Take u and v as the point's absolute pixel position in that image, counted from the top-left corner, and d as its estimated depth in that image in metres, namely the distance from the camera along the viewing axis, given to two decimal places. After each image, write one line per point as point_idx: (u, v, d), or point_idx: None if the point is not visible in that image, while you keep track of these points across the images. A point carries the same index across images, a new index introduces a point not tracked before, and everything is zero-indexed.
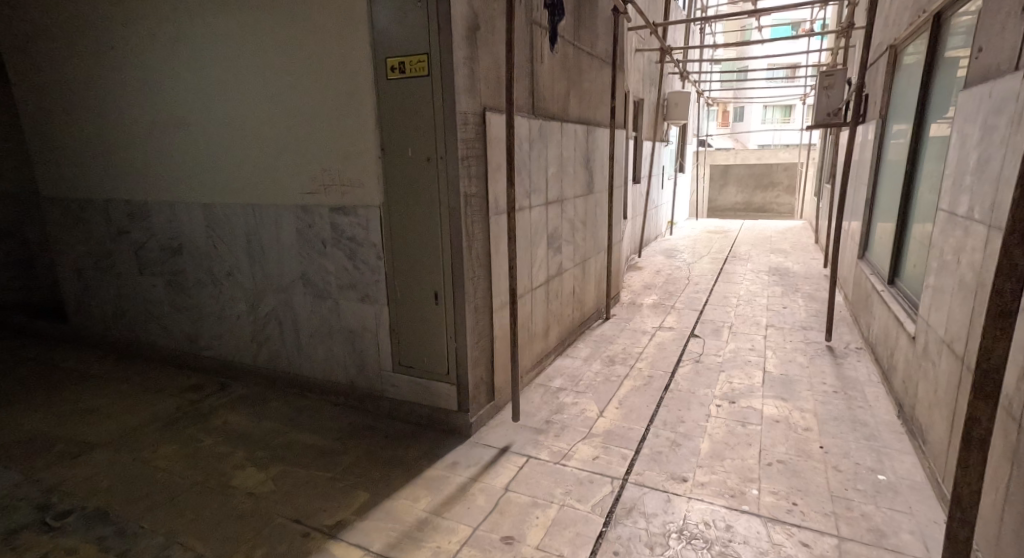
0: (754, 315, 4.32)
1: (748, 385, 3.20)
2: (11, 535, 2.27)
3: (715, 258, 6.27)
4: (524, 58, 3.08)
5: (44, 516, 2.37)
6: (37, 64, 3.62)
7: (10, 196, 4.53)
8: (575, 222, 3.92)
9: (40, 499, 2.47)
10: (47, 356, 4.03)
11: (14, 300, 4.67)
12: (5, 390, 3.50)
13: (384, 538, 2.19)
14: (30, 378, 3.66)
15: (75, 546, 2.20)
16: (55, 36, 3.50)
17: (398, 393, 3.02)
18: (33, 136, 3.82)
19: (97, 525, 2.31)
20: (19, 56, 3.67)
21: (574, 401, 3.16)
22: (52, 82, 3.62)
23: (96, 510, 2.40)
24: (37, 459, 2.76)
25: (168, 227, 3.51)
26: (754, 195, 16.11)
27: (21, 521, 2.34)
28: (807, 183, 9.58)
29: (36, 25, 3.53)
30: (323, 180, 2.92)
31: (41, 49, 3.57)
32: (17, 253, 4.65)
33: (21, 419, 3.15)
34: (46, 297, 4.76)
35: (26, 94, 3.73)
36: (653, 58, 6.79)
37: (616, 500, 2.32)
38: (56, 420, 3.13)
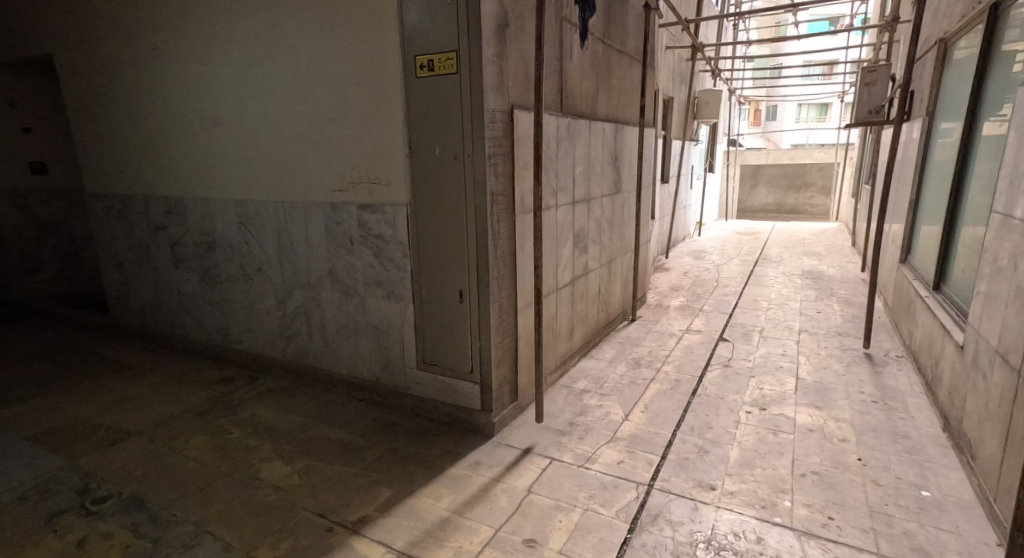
0: (786, 319, 4.20)
1: (780, 392, 3.10)
2: (51, 517, 2.32)
3: (745, 259, 6.20)
4: (554, 56, 3.04)
5: (83, 500, 2.42)
6: (83, 63, 3.72)
7: (60, 191, 4.70)
8: (602, 222, 3.86)
9: (80, 484, 2.53)
10: (89, 344, 4.15)
11: (60, 290, 4.84)
12: (50, 377, 3.61)
13: (406, 536, 2.18)
14: (73, 366, 3.77)
15: (111, 532, 2.24)
16: (100, 36, 3.58)
17: (422, 391, 3.01)
18: (79, 133, 3.93)
19: (132, 511, 2.35)
20: (66, 55, 3.77)
21: (599, 403, 3.10)
22: (96, 81, 3.71)
23: (131, 496, 2.44)
24: (78, 444, 2.83)
25: (202, 222, 3.56)
26: (786, 196, 15.79)
27: (62, 504, 2.40)
28: (845, 184, 9.30)
29: (82, 26, 3.62)
30: (351, 178, 2.93)
31: (87, 49, 3.67)
32: (65, 245, 4.83)
33: (64, 405, 3.24)
34: (89, 288, 4.91)
35: (73, 92, 3.84)
36: (685, 55, 6.69)
37: (641, 507, 2.27)
38: (97, 407, 3.21)
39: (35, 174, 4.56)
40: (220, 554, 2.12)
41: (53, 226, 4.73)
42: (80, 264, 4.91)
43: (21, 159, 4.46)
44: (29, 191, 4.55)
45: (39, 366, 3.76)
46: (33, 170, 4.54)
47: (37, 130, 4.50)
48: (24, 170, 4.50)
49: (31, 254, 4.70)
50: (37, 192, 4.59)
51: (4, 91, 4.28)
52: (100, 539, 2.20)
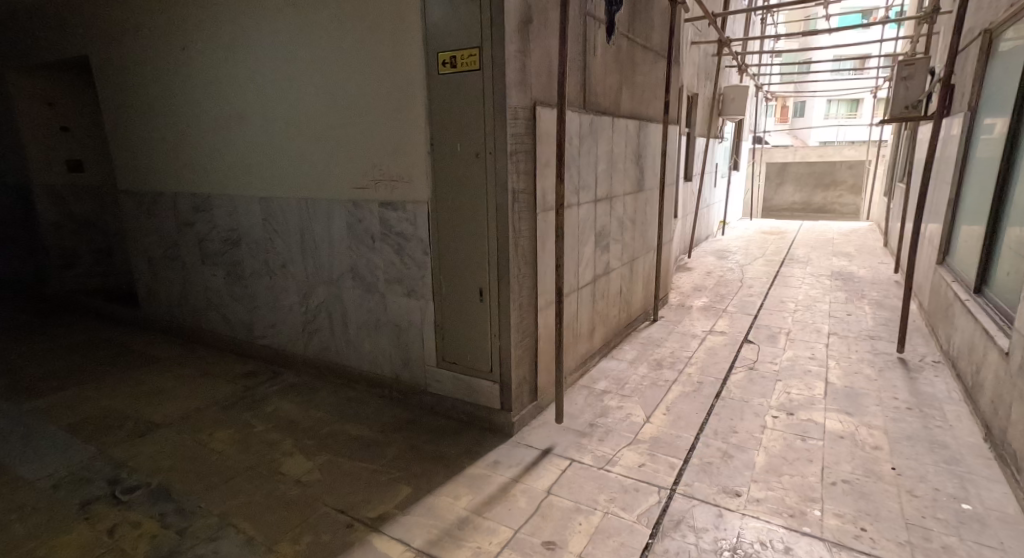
0: (814, 321, 4.10)
1: (808, 396, 3.01)
2: (83, 506, 2.35)
3: (770, 259, 6.07)
4: (577, 51, 2.99)
5: (114, 489, 2.45)
6: (116, 63, 3.78)
7: (93, 188, 4.82)
8: (624, 221, 3.80)
9: (111, 473, 2.56)
10: (119, 337, 4.23)
11: (93, 285, 4.95)
12: (83, 368, 3.68)
13: (425, 535, 2.16)
14: (104, 358, 3.84)
15: (139, 521, 2.26)
16: (131, 36, 3.63)
17: (441, 389, 2.99)
18: (113, 132, 4.01)
19: (160, 502, 2.37)
20: (100, 54, 3.84)
21: (620, 405, 3.05)
22: (127, 81, 3.78)
23: (159, 486, 2.47)
24: (109, 435, 2.87)
25: (227, 219, 3.59)
26: (813, 194, 15.48)
27: (93, 493, 2.43)
28: (877, 183, 9.06)
29: (115, 26, 3.68)
30: (372, 175, 2.92)
31: (120, 50, 3.73)
32: (98, 240, 4.95)
33: (94, 396, 3.29)
34: (120, 283, 5.02)
35: (106, 91, 3.91)
36: (710, 52, 6.57)
37: (664, 512, 2.22)
38: (126, 399, 3.26)
39: (71, 171, 4.72)
40: (243, 547, 2.13)
41: (87, 222, 4.84)
42: (112, 260, 5.03)
43: (59, 157, 4.64)
44: (66, 187, 4.69)
45: (73, 358, 3.84)
46: (70, 167, 4.71)
47: (74, 130, 4.69)
48: (61, 167, 4.67)
49: (67, 250, 4.80)
50: (74, 189, 4.74)
51: (41, 91, 4.49)
52: (129, 529, 2.23)
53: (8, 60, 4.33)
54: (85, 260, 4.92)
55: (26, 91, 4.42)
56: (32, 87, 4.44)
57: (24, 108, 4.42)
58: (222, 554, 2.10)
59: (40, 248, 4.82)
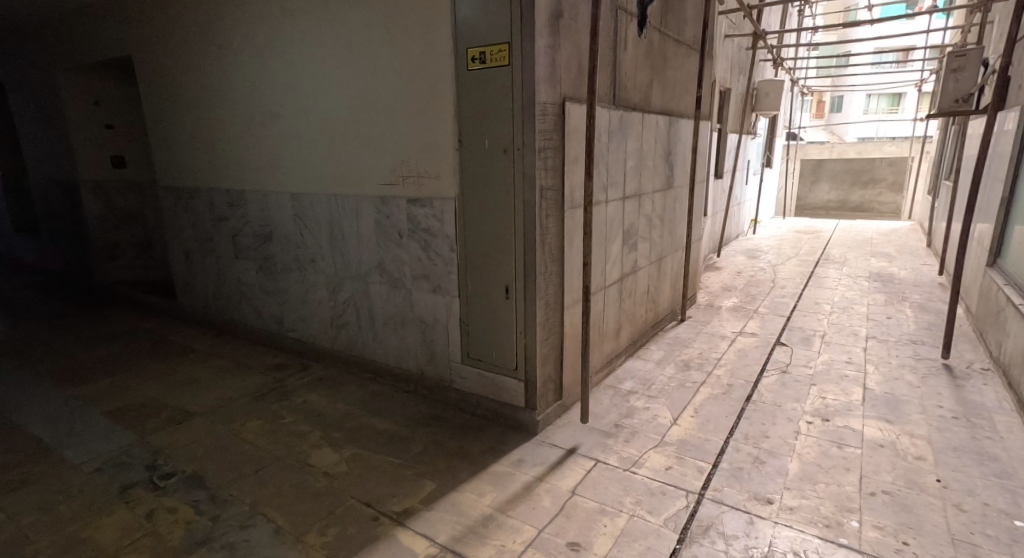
0: (850, 325, 3.96)
1: (845, 402, 2.91)
2: (123, 490, 2.40)
3: (803, 259, 5.89)
4: (607, 46, 2.94)
5: (151, 475, 2.50)
6: (156, 62, 3.85)
7: (134, 183, 4.94)
8: (652, 218, 3.72)
9: (149, 459, 2.61)
10: (156, 328, 4.32)
11: (134, 277, 5.08)
12: (123, 357, 3.77)
13: (449, 531, 2.14)
14: (141, 348, 3.93)
15: (175, 507, 2.30)
16: (171, 35, 3.70)
17: (466, 385, 2.97)
18: (153, 130, 4.10)
19: (194, 489, 2.40)
20: (141, 53, 3.92)
21: (646, 406, 2.99)
22: (167, 80, 3.85)
23: (194, 474, 2.50)
24: (147, 422, 2.93)
25: (260, 214, 3.63)
26: (850, 192, 15.06)
27: (132, 478, 2.48)
28: (921, 181, 8.73)
29: (156, 26, 3.75)
30: (401, 171, 2.91)
31: (160, 49, 3.80)
32: (139, 234, 5.06)
33: (133, 384, 3.37)
34: (159, 276, 5.14)
35: (147, 89, 4.00)
36: (745, 45, 6.42)
37: (691, 517, 2.16)
38: (163, 388, 3.32)
39: (115, 167, 4.86)
40: (273, 536, 2.14)
41: (130, 216, 4.97)
42: (152, 254, 5.14)
43: (104, 153, 4.78)
44: (110, 182, 4.83)
45: (114, 347, 3.94)
46: (114, 163, 4.85)
47: (118, 127, 4.83)
48: (105, 163, 4.82)
49: (110, 242, 4.94)
50: (117, 184, 4.88)
51: (89, 90, 4.63)
52: (165, 514, 2.26)
53: (57, 60, 4.46)
54: (127, 254, 5.04)
55: (74, 91, 4.56)
56: (80, 86, 4.59)
57: (72, 107, 4.57)
58: (253, 542, 2.11)
59: (86, 240, 4.96)
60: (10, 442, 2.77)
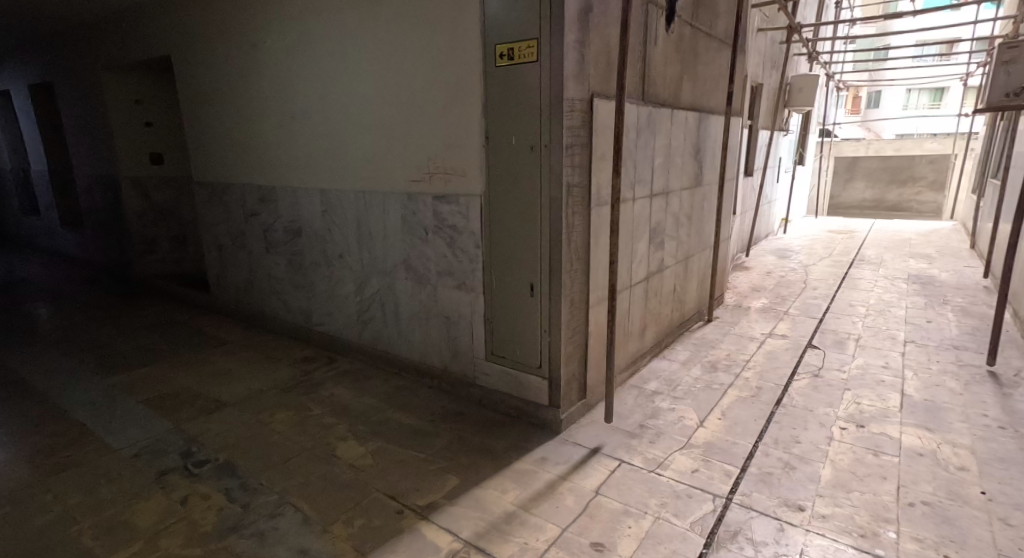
0: (887, 328, 3.83)
1: (881, 408, 2.81)
2: (158, 476, 2.45)
3: (837, 260, 5.73)
4: (638, 40, 2.89)
5: (185, 462, 2.54)
6: (192, 60, 3.92)
7: (172, 180, 5.05)
8: (680, 217, 3.65)
9: (183, 446, 2.66)
10: (191, 319, 4.41)
11: (170, 270, 5.19)
12: (159, 347, 3.86)
13: (472, 527, 2.13)
14: (176, 338, 4.01)
15: (208, 494, 2.33)
16: (207, 34, 3.76)
17: (489, 382, 2.96)
18: (189, 126, 4.18)
19: (226, 477, 2.44)
20: (178, 52, 3.99)
21: (672, 407, 2.94)
22: (202, 78, 3.92)
23: (226, 462, 2.54)
24: (182, 410, 2.99)
25: (290, 210, 3.67)
26: (887, 191, 14.63)
27: (167, 464, 2.53)
28: (965, 179, 8.41)
29: (193, 25, 3.82)
30: (427, 168, 2.90)
31: (196, 47, 3.86)
32: (175, 229, 5.15)
33: (168, 373, 3.44)
34: (195, 269, 5.20)
35: (183, 87, 4.08)
36: (778, 39, 6.25)
37: (719, 521, 2.11)
38: (196, 377, 3.38)
39: (153, 163, 4.98)
40: (301, 526, 2.16)
41: (166, 212, 5.07)
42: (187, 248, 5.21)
43: (143, 150, 4.91)
44: (148, 178, 4.95)
45: (150, 337, 4.03)
46: (152, 160, 4.97)
47: (157, 125, 4.94)
48: (144, 159, 4.94)
49: (148, 236, 5.06)
50: (155, 180, 4.99)
51: (130, 89, 4.76)
52: (198, 500, 2.30)
53: (100, 60, 4.60)
54: (164, 248, 5.13)
55: (117, 90, 4.70)
56: (122, 85, 4.71)
57: (113, 106, 4.70)
58: (281, 531, 2.13)
59: (125, 234, 5.09)
60: (54, 425, 2.86)
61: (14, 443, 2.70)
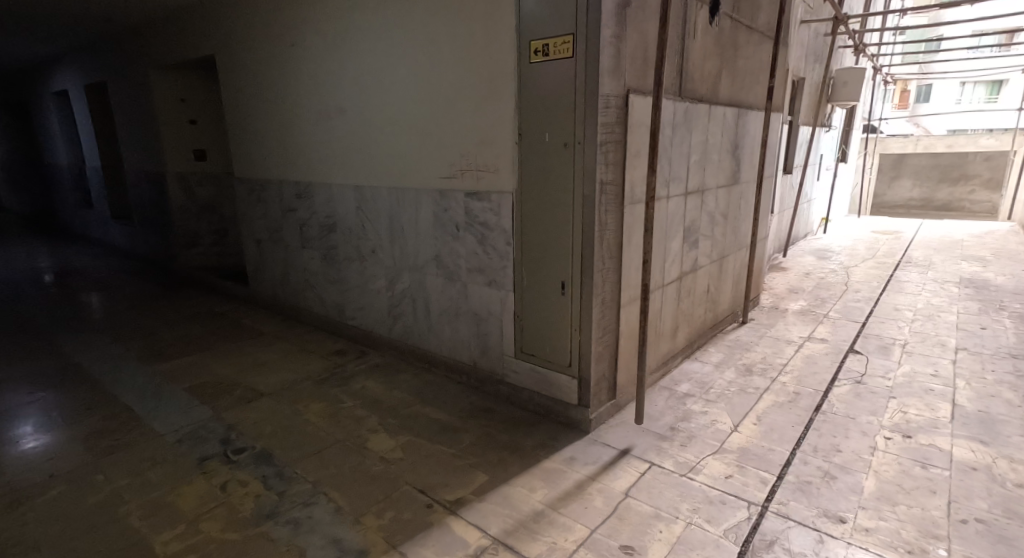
0: (937, 334, 3.66)
1: (930, 418, 2.68)
2: (200, 461, 2.50)
3: (881, 261, 5.52)
4: (675, 35, 2.81)
5: (226, 449, 2.58)
6: (234, 60, 4.00)
7: (214, 176, 5.18)
8: (715, 215, 3.56)
9: (223, 434, 2.71)
10: (230, 310, 4.51)
11: (211, 263, 5.32)
12: (200, 337, 3.95)
13: (500, 524, 2.11)
14: (216, 329, 4.10)
15: (246, 481, 2.37)
16: (248, 34, 3.82)
17: (518, 380, 2.93)
18: (229, 123, 4.26)
19: (263, 465, 2.47)
20: (221, 52, 4.07)
21: (704, 410, 2.86)
22: (243, 77, 3.99)
23: (263, 450, 2.57)
24: (221, 398, 3.05)
25: (325, 206, 3.71)
26: (938, 189, 14.08)
27: (209, 451, 2.58)
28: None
29: (235, 26, 3.89)
30: (460, 165, 2.89)
31: (238, 47, 3.93)
32: (216, 223, 5.30)
33: (208, 363, 3.51)
34: (234, 263, 5.36)
35: (226, 86, 4.16)
36: (823, 31, 6.02)
37: (754, 529, 2.04)
38: (234, 367, 3.45)
39: (197, 160, 5.11)
40: (335, 515, 2.17)
41: (207, 206, 5.20)
42: (228, 242, 5.37)
43: (188, 147, 5.04)
44: (192, 174, 5.08)
45: (192, 327, 4.14)
46: (195, 157, 5.10)
47: (201, 123, 5.07)
48: (189, 156, 5.07)
49: (190, 230, 5.20)
50: (198, 176, 5.12)
51: (177, 89, 4.88)
52: (237, 486, 2.33)
53: (149, 61, 4.73)
54: (206, 241, 5.28)
55: (164, 89, 4.82)
56: (169, 84, 4.84)
57: (161, 104, 4.83)
58: (315, 520, 2.14)
59: (169, 227, 5.24)
60: (105, 409, 2.95)
61: (68, 424, 2.80)
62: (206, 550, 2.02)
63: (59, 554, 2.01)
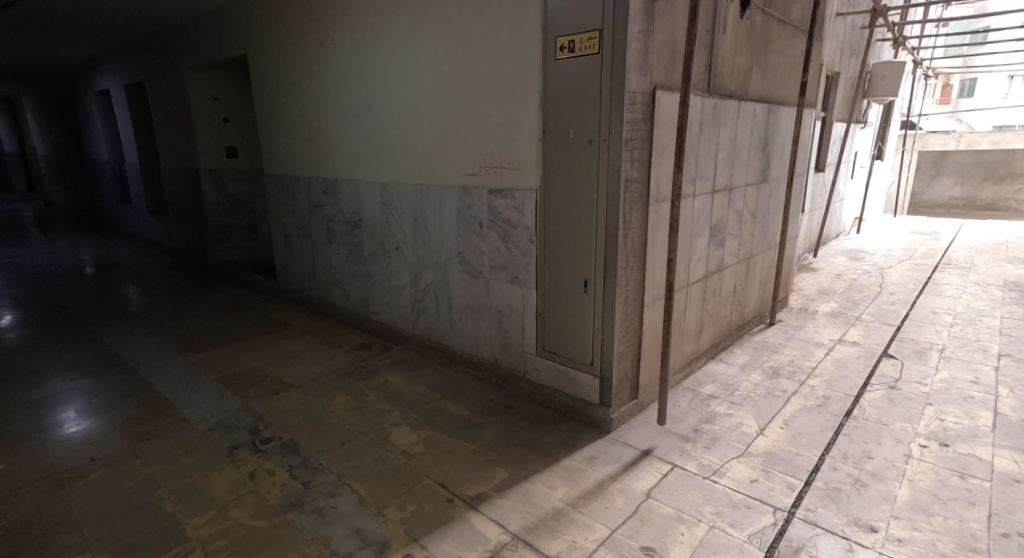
0: (978, 340, 3.52)
1: (969, 427, 2.57)
2: (230, 449, 2.54)
3: (918, 263, 5.34)
4: (705, 29, 2.75)
5: (254, 439, 2.62)
6: (264, 58, 4.05)
7: (245, 172, 5.26)
8: (744, 214, 3.48)
9: (252, 424, 2.74)
10: (259, 304, 4.58)
11: (241, 257, 5.41)
12: (229, 329, 4.02)
13: (520, 520, 2.09)
14: (246, 322, 4.17)
15: (273, 470, 2.39)
16: (278, 33, 3.86)
17: (540, 377, 2.90)
18: (260, 121, 4.32)
19: (290, 455, 2.50)
20: (252, 50, 4.13)
21: (729, 412, 2.79)
22: (273, 75, 4.04)
23: (290, 441, 2.60)
24: (250, 389, 3.09)
25: (350, 203, 3.73)
26: (981, 189, 13.59)
27: (238, 440, 2.61)
28: None
29: (266, 25, 3.94)
30: (484, 162, 2.87)
31: (268, 46, 3.98)
32: (247, 218, 5.39)
33: (238, 355, 3.57)
34: (263, 257, 5.44)
35: (257, 84, 4.22)
36: (858, 25, 5.84)
37: (779, 535, 1.98)
38: (262, 359, 3.50)
39: (229, 157, 5.20)
40: (358, 506, 2.17)
41: (238, 201, 5.29)
42: (258, 237, 5.46)
43: (220, 144, 5.13)
44: (224, 171, 5.17)
45: (222, 319, 4.21)
46: (228, 154, 5.18)
47: (234, 121, 5.14)
48: (221, 153, 5.15)
49: (222, 225, 5.30)
50: (229, 172, 5.20)
51: (211, 87, 4.96)
52: (265, 475, 2.36)
53: (185, 61, 4.82)
54: (237, 236, 5.38)
55: (199, 88, 4.91)
56: (203, 83, 4.92)
57: (196, 103, 4.92)
58: (339, 510, 2.15)
59: (202, 221, 5.35)
60: (141, 397, 3.01)
61: (107, 411, 2.87)
62: (236, 536, 2.04)
63: (96, 534, 2.06)
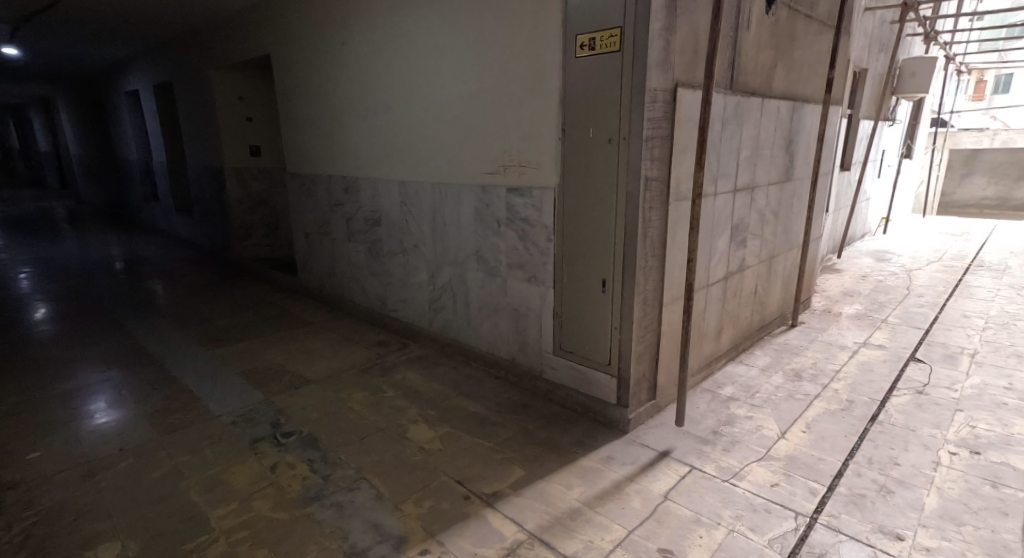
0: (1010, 344, 3.41)
1: (1001, 435, 2.49)
2: (252, 442, 2.56)
3: (946, 265, 5.20)
4: (729, 25, 2.70)
5: (275, 432, 2.64)
6: (287, 57, 4.09)
7: (267, 170, 5.32)
8: (766, 214, 3.41)
9: (274, 418, 2.77)
10: (281, 300, 4.63)
11: (262, 253, 5.48)
12: (251, 324, 4.06)
13: (536, 519, 2.07)
14: (267, 318, 4.21)
15: (293, 463, 2.41)
16: (301, 33, 3.89)
17: (557, 377, 2.88)
18: (281, 119, 4.36)
19: (310, 449, 2.51)
20: (275, 49, 4.16)
21: (749, 415, 2.74)
22: (295, 74, 4.07)
23: (310, 435, 2.61)
24: (272, 384, 3.12)
25: (370, 201, 3.75)
26: (1014, 189, 13.22)
27: (259, 433, 2.64)
28: None
29: (289, 25, 3.97)
30: (502, 160, 2.85)
31: (291, 46, 4.02)
32: (269, 216, 5.45)
33: (259, 350, 3.61)
34: (284, 254, 5.50)
35: (279, 83, 4.26)
36: (888, 20, 5.70)
37: (801, 541, 1.94)
38: (282, 354, 3.53)
39: (252, 155, 5.26)
40: (376, 501, 2.18)
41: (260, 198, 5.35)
42: (279, 234, 5.52)
43: (243, 143, 5.19)
44: (247, 169, 5.24)
45: (245, 314, 4.26)
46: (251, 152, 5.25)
47: (257, 120, 5.21)
48: (245, 151, 5.22)
49: (244, 222, 5.36)
50: (251, 170, 5.27)
51: (235, 87, 5.03)
52: (285, 468, 2.38)
53: (210, 61, 4.89)
54: (258, 233, 5.44)
55: (223, 88, 4.98)
56: (227, 83, 4.99)
57: (220, 102, 4.99)
58: (357, 504, 2.16)
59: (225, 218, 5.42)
60: (167, 390, 3.06)
61: (135, 402, 2.92)
62: (257, 527, 2.06)
63: (123, 521, 2.09)
